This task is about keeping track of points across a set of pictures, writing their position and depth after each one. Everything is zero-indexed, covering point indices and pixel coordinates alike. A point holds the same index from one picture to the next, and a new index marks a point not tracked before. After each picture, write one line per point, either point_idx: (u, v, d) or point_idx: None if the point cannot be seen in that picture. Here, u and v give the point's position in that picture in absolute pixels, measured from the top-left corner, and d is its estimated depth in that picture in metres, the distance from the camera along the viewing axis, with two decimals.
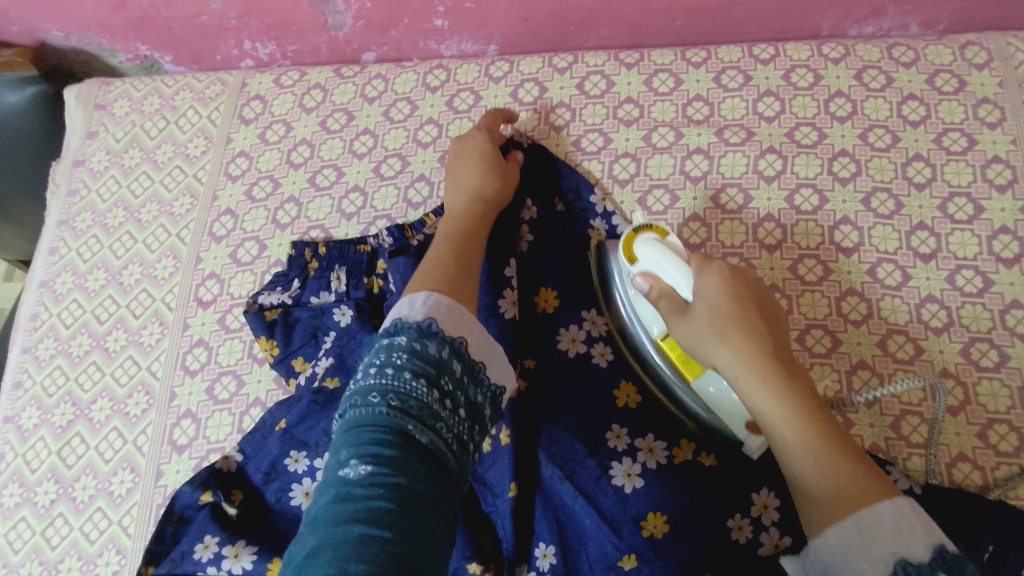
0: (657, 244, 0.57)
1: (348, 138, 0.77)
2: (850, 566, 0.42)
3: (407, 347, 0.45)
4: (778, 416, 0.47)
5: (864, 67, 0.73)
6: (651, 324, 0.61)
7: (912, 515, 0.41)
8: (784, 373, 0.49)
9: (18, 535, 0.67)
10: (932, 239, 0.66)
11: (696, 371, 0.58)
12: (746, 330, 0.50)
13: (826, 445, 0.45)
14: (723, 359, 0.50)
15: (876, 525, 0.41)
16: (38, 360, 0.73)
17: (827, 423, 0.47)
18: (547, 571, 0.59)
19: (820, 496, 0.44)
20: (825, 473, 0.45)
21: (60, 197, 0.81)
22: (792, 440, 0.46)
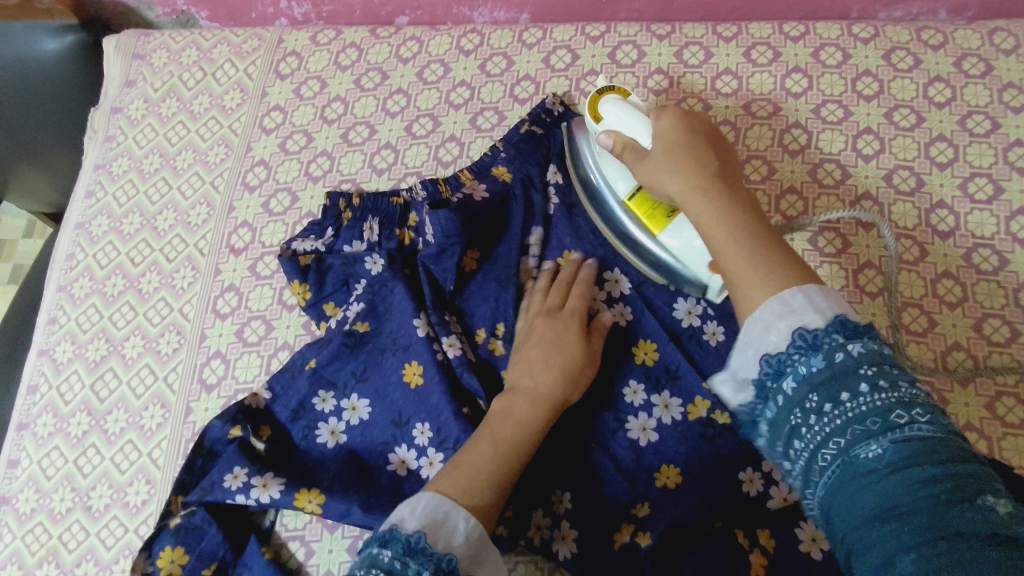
0: (620, 103, 0.62)
1: (382, 96, 0.79)
2: (758, 337, 0.45)
3: (386, 565, 0.45)
4: (711, 225, 0.51)
5: (892, 49, 0.74)
6: (617, 183, 0.65)
7: (819, 294, 0.44)
8: (723, 189, 0.52)
9: (51, 463, 0.69)
10: (951, 217, 0.67)
11: (662, 224, 0.63)
12: (687, 154, 0.55)
13: (759, 245, 0.48)
14: (672, 185, 0.54)
15: (788, 303, 0.44)
16: (73, 298, 0.76)
17: (762, 229, 0.50)
18: (564, 515, 0.61)
19: (750, 280, 0.47)
20: (745, 267, 0.47)
21: (97, 143, 0.83)
22: (728, 241, 0.49)
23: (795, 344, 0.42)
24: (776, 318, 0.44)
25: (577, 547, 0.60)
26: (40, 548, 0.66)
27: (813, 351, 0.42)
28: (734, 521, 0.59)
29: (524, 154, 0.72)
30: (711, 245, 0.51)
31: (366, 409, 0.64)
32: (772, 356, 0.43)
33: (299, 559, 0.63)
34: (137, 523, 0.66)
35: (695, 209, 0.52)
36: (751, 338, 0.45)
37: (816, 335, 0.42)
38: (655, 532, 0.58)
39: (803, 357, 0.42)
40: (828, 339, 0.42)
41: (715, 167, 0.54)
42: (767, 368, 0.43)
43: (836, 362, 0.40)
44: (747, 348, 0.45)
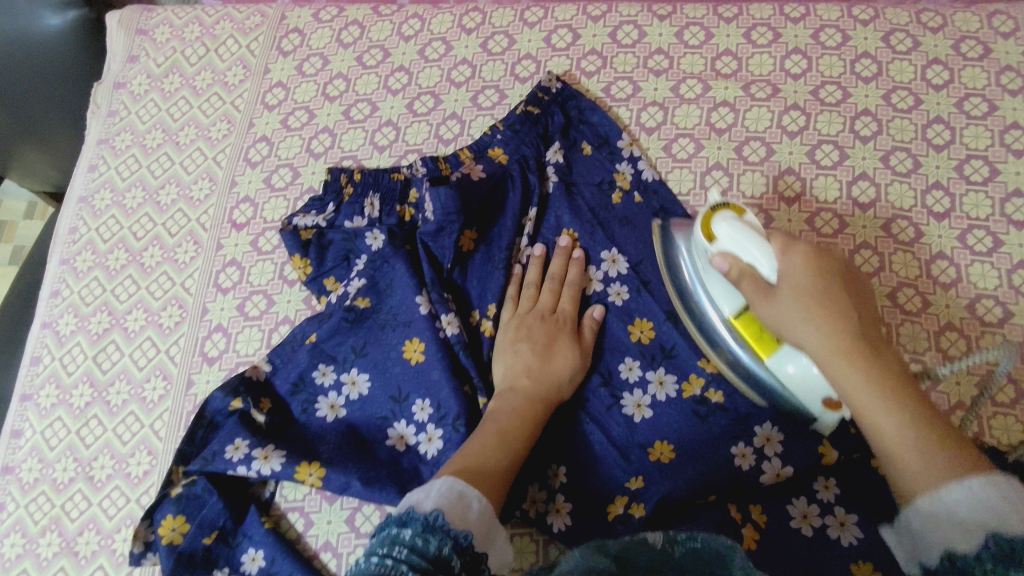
0: (736, 222, 0.54)
1: (383, 74, 0.79)
2: (941, 536, 0.39)
3: (409, 541, 0.40)
4: (889, 437, 0.44)
5: (892, 31, 0.74)
6: (722, 302, 0.59)
7: (1011, 488, 0.39)
8: (899, 374, 0.46)
9: (54, 433, 0.70)
10: (946, 199, 0.68)
11: (770, 349, 0.56)
12: (870, 359, 0.46)
13: (942, 447, 0.42)
14: (808, 338, 0.48)
15: (975, 494, 0.39)
16: (76, 272, 0.76)
17: (936, 423, 0.43)
18: (559, 489, 0.62)
19: (910, 464, 0.43)
20: (930, 474, 0.42)
21: (100, 117, 0.83)
22: (902, 436, 0.43)
23: (985, 549, 0.37)
24: (977, 501, 0.39)
25: (572, 519, 0.61)
26: (42, 517, 0.67)
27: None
28: (727, 496, 0.59)
29: (520, 136, 0.72)
30: (873, 440, 0.45)
31: (365, 385, 0.65)
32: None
33: (298, 530, 0.64)
34: (138, 493, 0.66)
35: (877, 419, 0.44)
36: (938, 527, 0.40)
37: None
38: (650, 504, 0.59)
39: None
40: None
41: (856, 318, 0.48)
42: (951, 565, 0.38)
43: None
44: (929, 527, 0.41)
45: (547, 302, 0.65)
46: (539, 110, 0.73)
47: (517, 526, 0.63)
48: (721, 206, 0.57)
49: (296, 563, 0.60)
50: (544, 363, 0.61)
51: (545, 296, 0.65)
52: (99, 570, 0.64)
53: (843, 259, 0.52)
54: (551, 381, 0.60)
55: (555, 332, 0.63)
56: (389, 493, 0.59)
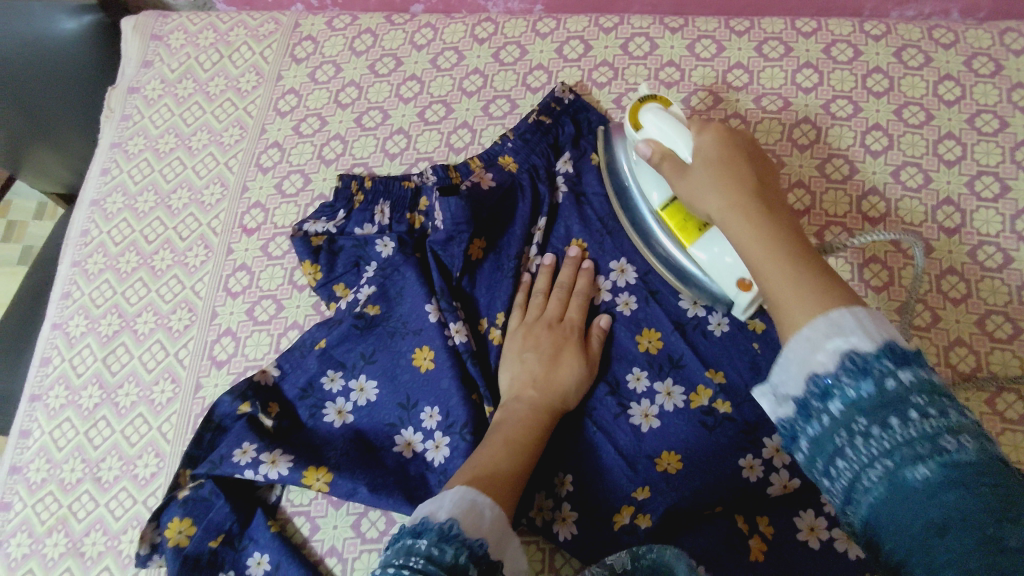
0: (661, 112, 0.61)
1: (396, 82, 0.80)
2: (805, 358, 0.40)
3: (424, 552, 0.41)
4: (748, 242, 0.47)
5: (903, 46, 0.75)
6: (652, 192, 0.66)
7: (868, 318, 0.39)
8: (769, 212, 0.48)
9: (62, 434, 0.70)
10: (957, 215, 0.68)
11: (693, 237, 0.63)
12: (732, 174, 0.52)
13: (810, 270, 0.43)
14: (712, 200, 0.51)
15: (836, 322, 0.39)
16: (87, 274, 0.77)
17: (809, 257, 0.44)
18: (565, 497, 0.62)
19: (785, 301, 0.43)
20: (786, 284, 0.43)
21: (113, 121, 0.84)
22: (772, 260, 0.45)
23: (843, 368, 0.38)
24: (821, 337, 0.39)
25: (578, 528, 0.61)
26: (49, 517, 0.67)
27: (864, 375, 0.37)
28: (734, 506, 0.59)
29: (530, 145, 0.72)
30: (747, 259, 0.47)
31: (373, 391, 0.65)
32: (817, 376, 0.39)
33: (304, 535, 0.64)
34: (145, 495, 0.67)
35: (736, 232, 0.48)
36: (791, 355, 0.41)
37: (866, 358, 0.37)
38: (656, 513, 0.59)
39: (851, 381, 0.37)
40: (877, 363, 0.37)
41: (752, 176, 0.51)
42: (813, 389, 0.39)
43: (886, 388, 0.36)
44: (788, 363, 0.41)
45: (554, 311, 0.65)
46: (549, 120, 0.73)
47: (524, 535, 0.63)
48: (649, 99, 0.64)
49: (302, 568, 0.60)
50: (547, 371, 0.61)
51: (552, 303, 0.66)
52: (105, 571, 0.64)
53: (754, 139, 0.57)
54: (555, 390, 0.60)
55: (560, 340, 0.63)
56: (395, 500, 0.60)
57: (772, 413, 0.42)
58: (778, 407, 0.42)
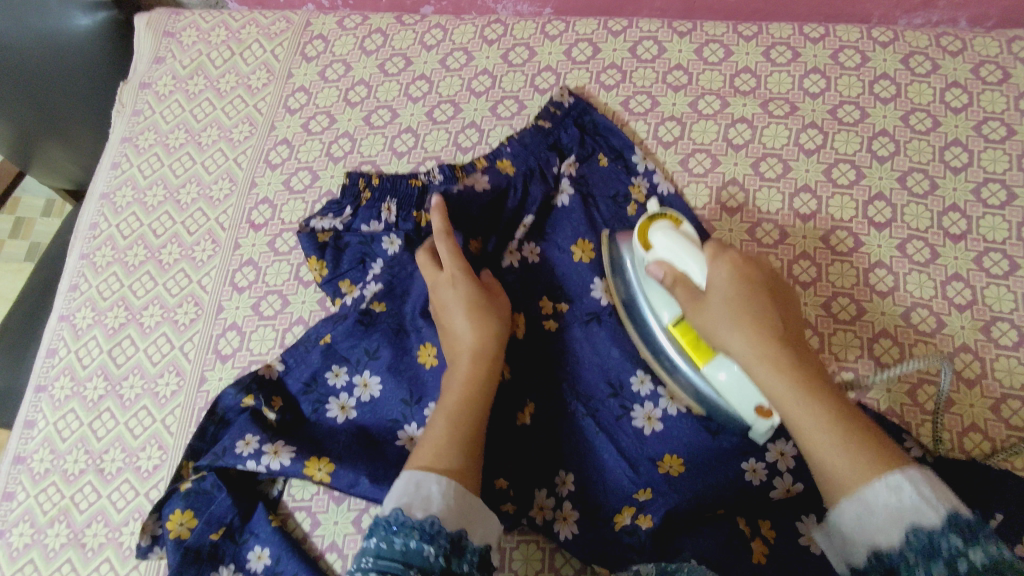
0: (672, 232, 0.59)
1: (405, 82, 0.81)
2: (868, 533, 0.41)
3: (373, 550, 0.44)
4: (785, 396, 0.48)
5: (911, 53, 0.75)
6: (662, 310, 0.62)
7: (926, 486, 0.41)
8: (794, 358, 0.49)
9: (66, 425, 0.71)
10: (963, 221, 0.68)
11: (706, 356, 0.60)
12: (751, 307, 0.52)
13: (845, 431, 0.45)
14: (735, 344, 0.51)
15: (899, 502, 0.41)
16: (94, 267, 0.77)
17: (848, 412, 0.46)
18: (566, 497, 0.62)
19: (838, 473, 0.44)
20: (841, 457, 0.44)
21: (125, 116, 0.85)
22: (812, 424, 0.46)
23: (908, 545, 0.39)
24: (883, 517, 0.41)
25: (578, 527, 0.61)
26: (51, 508, 0.67)
27: (927, 553, 0.38)
28: (737, 509, 0.59)
29: (529, 148, 0.72)
30: (794, 427, 0.47)
31: (377, 386, 0.65)
32: (881, 551, 0.40)
33: (304, 529, 0.64)
34: (148, 487, 0.67)
35: (763, 378, 0.49)
36: (854, 533, 0.42)
37: (929, 536, 0.38)
38: (657, 515, 0.59)
39: (918, 560, 0.38)
40: (945, 541, 0.38)
41: (778, 322, 0.52)
42: (875, 563, 0.41)
43: (958, 569, 0.36)
44: (850, 536, 0.43)
45: (452, 254, 0.63)
46: (551, 124, 0.74)
47: (523, 534, 0.63)
48: (658, 217, 0.63)
49: (301, 563, 0.60)
50: (468, 323, 0.60)
51: (446, 246, 0.63)
52: (106, 563, 0.64)
53: (769, 268, 0.57)
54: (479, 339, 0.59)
55: (468, 287, 0.61)
56: None
57: (840, 561, 0.45)
58: (845, 562, 0.44)
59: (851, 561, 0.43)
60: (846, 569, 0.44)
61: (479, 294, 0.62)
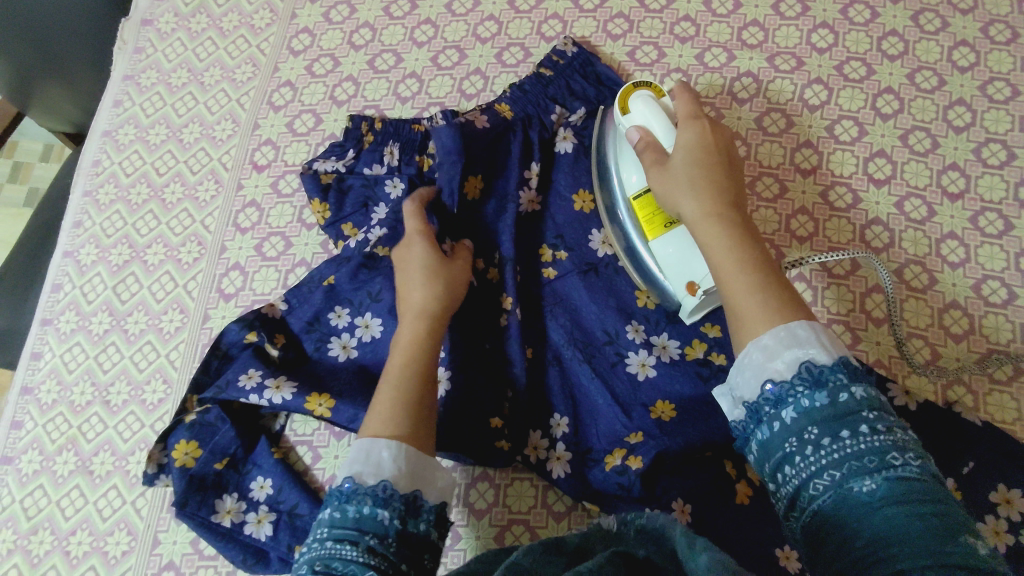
0: (652, 102, 0.60)
1: (410, 26, 0.80)
2: (762, 367, 0.44)
3: (328, 520, 0.46)
4: (718, 250, 0.49)
5: (921, 10, 0.75)
6: (631, 178, 0.63)
7: (823, 334, 0.44)
8: (737, 217, 0.51)
9: (73, 357, 0.72)
10: (961, 180, 0.69)
11: (657, 232, 0.61)
12: (706, 171, 0.53)
13: (755, 271, 0.47)
14: (686, 204, 0.52)
15: (794, 334, 0.44)
16: (99, 204, 0.78)
17: (770, 268, 0.48)
18: (560, 439, 0.64)
19: (745, 308, 0.46)
20: (750, 295, 0.46)
21: (125, 53, 0.84)
22: (739, 271, 0.48)
23: (799, 378, 0.42)
24: (781, 347, 0.43)
25: (571, 468, 0.63)
26: (59, 437, 0.69)
27: (819, 386, 0.41)
28: (724, 453, 0.61)
29: (528, 95, 0.72)
30: (714, 264, 0.49)
31: (378, 328, 0.66)
32: (773, 383, 0.43)
33: (306, 462, 0.66)
34: (153, 419, 0.69)
35: (705, 237, 0.50)
36: (748, 361, 0.45)
37: (821, 371, 0.42)
38: (647, 456, 0.60)
39: (806, 390, 0.42)
40: (833, 377, 0.41)
41: (728, 185, 0.53)
42: (765, 394, 0.43)
43: (839, 402, 0.41)
44: (745, 369, 0.45)
45: (410, 222, 0.64)
46: (552, 73, 0.73)
47: (517, 472, 0.65)
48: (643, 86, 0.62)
49: (303, 493, 0.63)
50: (417, 282, 0.60)
51: (410, 220, 0.64)
52: (113, 489, 0.67)
53: (734, 150, 0.57)
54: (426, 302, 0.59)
55: (421, 249, 0.62)
56: None
57: (729, 412, 0.47)
58: (734, 409, 0.46)
59: (740, 394, 0.45)
60: (735, 421, 0.46)
61: (431, 253, 0.62)
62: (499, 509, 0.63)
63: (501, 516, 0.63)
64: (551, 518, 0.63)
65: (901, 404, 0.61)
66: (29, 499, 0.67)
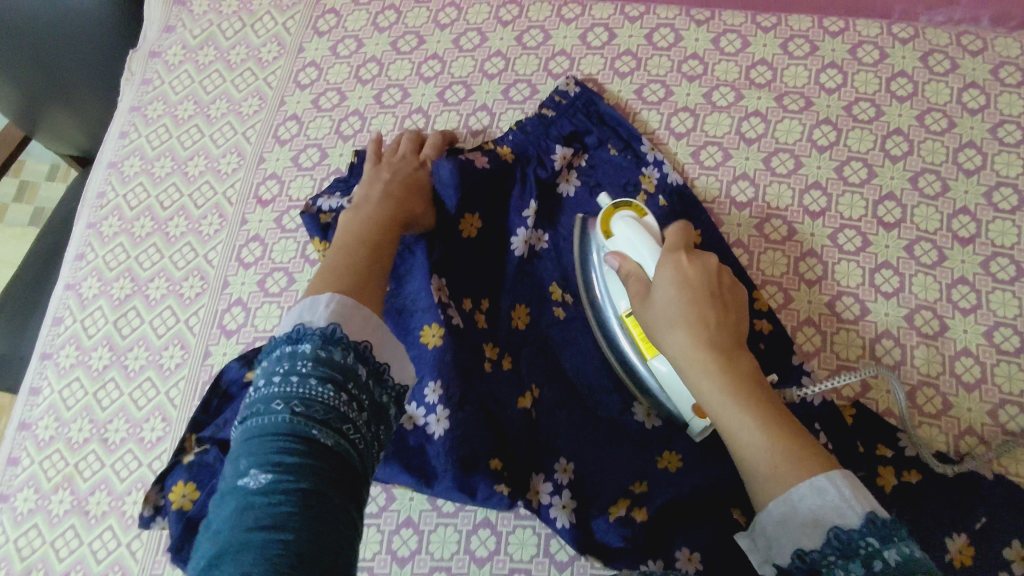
0: (633, 223, 0.59)
1: (417, 61, 0.80)
2: (794, 536, 0.44)
3: (310, 355, 0.43)
4: (716, 400, 0.49)
5: (930, 51, 0.74)
6: (621, 301, 0.63)
7: (848, 486, 0.44)
8: (731, 357, 0.50)
9: (72, 393, 0.71)
10: (972, 224, 0.68)
11: (655, 350, 0.60)
12: (695, 305, 0.52)
13: (757, 413, 0.47)
14: (674, 343, 0.52)
15: (816, 489, 0.44)
16: (101, 237, 0.77)
17: (767, 408, 0.48)
18: (565, 484, 0.61)
19: (758, 475, 0.46)
20: (776, 484, 0.45)
21: (133, 84, 0.84)
22: (740, 411, 0.48)
23: (829, 545, 0.42)
24: (806, 517, 0.44)
25: (575, 517, 0.60)
26: (55, 474, 0.68)
27: (849, 556, 0.41)
28: (731, 501, 0.60)
29: (530, 136, 0.72)
30: (718, 418, 0.49)
31: None
32: (803, 550, 0.43)
33: None
34: (151, 458, 0.68)
35: (701, 381, 0.50)
36: (778, 530, 0.45)
37: (850, 537, 0.42)
38: (651, 509, 0.59)
39: (838, 561, 0.42)
40: (864, 542, 0.41)
41: (721, 320, 0.52)
42: (799, 563, 0.44)
43: (874, 570, 0.39)
44: (778, 538, 0.45)
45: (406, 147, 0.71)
46: (554, 114, 0.73)
47: (519, 518, 0.63)
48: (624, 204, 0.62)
49: None
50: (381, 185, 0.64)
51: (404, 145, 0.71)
52: (108, 531, 0.66)
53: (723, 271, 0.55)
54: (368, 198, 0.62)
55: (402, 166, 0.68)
56: (392, 469, 0.61)
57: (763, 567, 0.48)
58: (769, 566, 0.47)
59: (775, 559, 0.46)
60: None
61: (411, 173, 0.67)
62: (500, 557, 0.62)
63: (502, 564, 0.62)
64: (553, 567, 0.61)
65: (912, 454, 0.60)
66: (24, 539, 0.66)
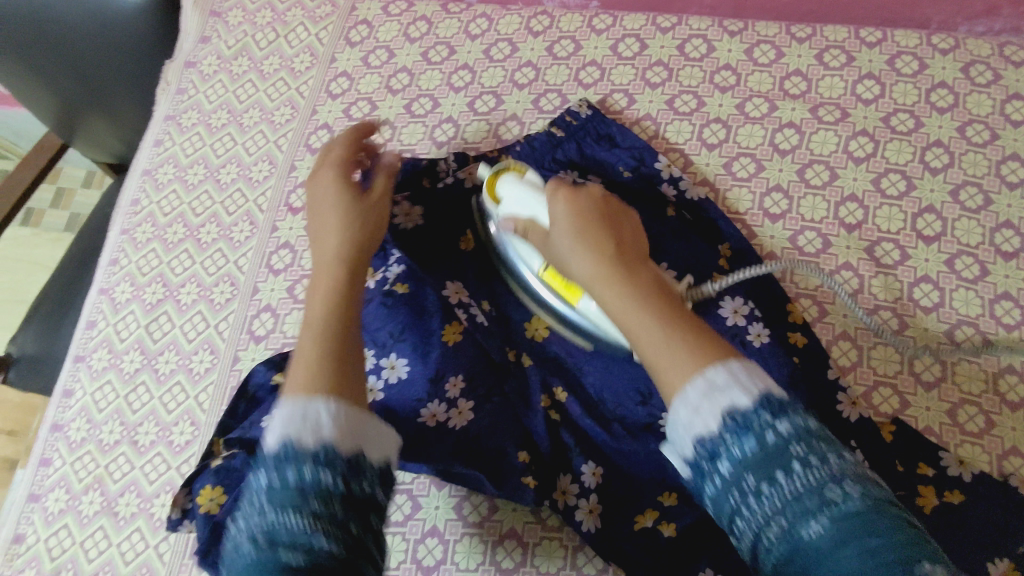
0: (517, 183, 0.62)
1: (448, 71, 0.80)
2: (689, 424, 0.41)
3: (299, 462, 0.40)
4: (622, 314, 0.47)
5: (972, 62, 0.73)
6: (533, 258, 0.63)
7: (741, 372, 0.41)
8: (630, 272, 0.49)
9: (104, 396, 0.72)
10: (1015, 238, 0.66)
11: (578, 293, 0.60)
12: (590, 234, 0.52)
13: (664, 320, 0.45)
14: (580, 266, 0.51)
15: (711, 382, 0.40)
16: (135, 242, 0.79)
17: (672, 308, 0.46)
18: (592, 488, 0.60)
19: (660, 359, 0.43)
20: (670, 354, 0.43)
21: (169, 94, 0.85)
22: (642, 324, 0.45)
23: (725, 428, 0.39)
24: (702, 401, 0.40)
25: (601, 522, 0.60)
26: (86, 476, 0.69)
27: (744, 432, 0.39)
28: None
29: (556, 139, 0.73)
30: (632, 336, 0.46)
31: (405, 369, 0.62)
32: (703, 440, 0.40)
33: None
34: (179, 461, 0.68)
35: (603, 298, 0.49)
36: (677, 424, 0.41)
37: (745, 416, 0.39)
38: (681, 522, 0.59)
39: (734, 439, 0.39)
40: (756, 418, 0.39)
41: (614, 245, 0.51)
42: (701, 452, 0.40)
43: (767, 442, 0.38)
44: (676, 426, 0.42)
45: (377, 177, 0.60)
46: (564, 133, 0.73)
47: (546, 531, 0.62)
48: (505, 169, 0.65)
49: None
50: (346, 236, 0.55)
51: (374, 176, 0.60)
52: (137, 532, 0.66)
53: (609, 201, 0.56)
54: (343, 246, 0.54)
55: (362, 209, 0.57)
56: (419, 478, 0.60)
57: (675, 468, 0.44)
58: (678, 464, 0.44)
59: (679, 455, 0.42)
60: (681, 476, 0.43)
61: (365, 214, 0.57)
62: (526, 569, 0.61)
63: None
64: None
65: (953, 472, 0.58)
66: (54, 539, 0.67)
